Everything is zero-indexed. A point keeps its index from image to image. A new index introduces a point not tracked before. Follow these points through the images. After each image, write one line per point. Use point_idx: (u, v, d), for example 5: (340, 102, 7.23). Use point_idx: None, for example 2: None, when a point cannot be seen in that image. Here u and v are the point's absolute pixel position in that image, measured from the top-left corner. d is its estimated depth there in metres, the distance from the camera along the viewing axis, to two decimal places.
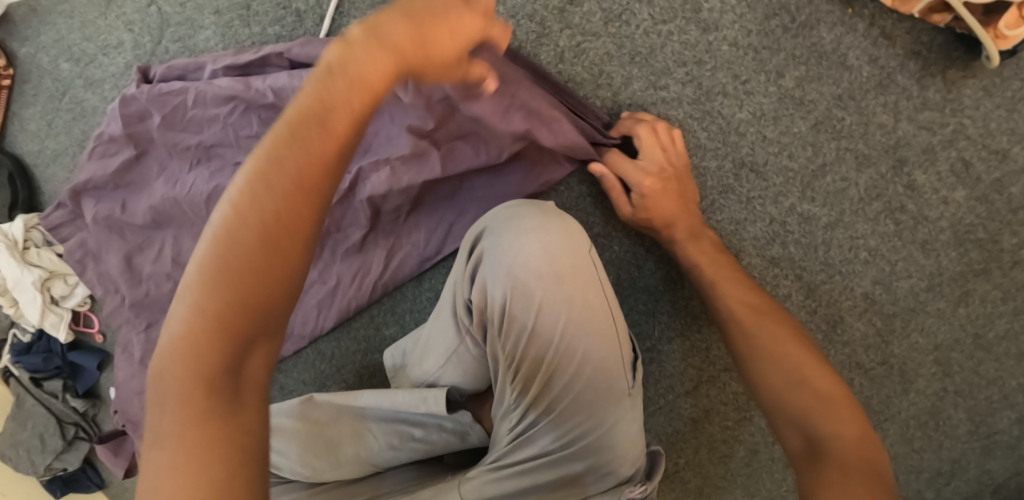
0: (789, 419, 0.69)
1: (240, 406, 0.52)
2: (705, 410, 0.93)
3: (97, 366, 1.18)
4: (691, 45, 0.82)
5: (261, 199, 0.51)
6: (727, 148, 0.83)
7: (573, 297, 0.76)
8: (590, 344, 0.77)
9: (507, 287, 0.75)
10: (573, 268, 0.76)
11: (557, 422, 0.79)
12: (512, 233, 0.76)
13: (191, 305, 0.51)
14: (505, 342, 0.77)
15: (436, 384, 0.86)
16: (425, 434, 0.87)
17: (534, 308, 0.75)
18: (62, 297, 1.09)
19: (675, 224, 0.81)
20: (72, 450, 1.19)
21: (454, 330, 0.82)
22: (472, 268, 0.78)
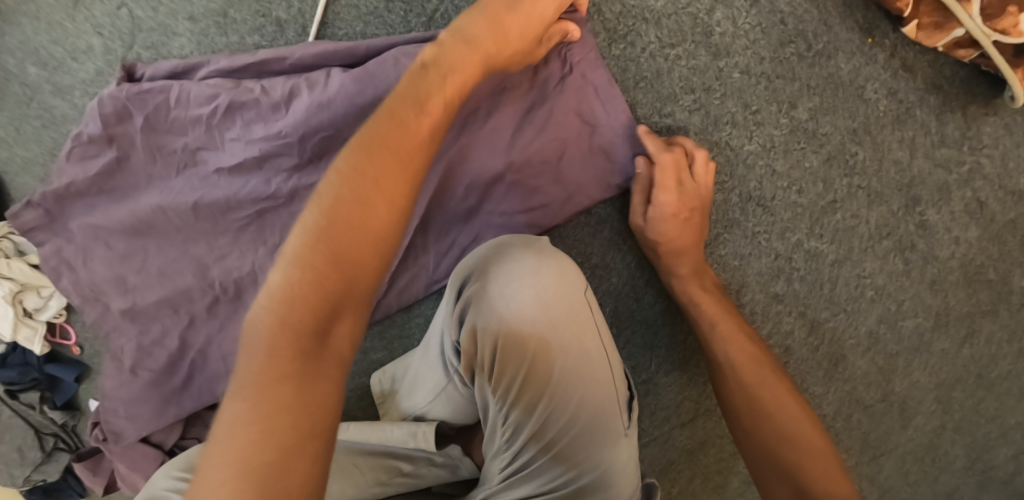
0: (780, 470, 0.71)
1: (321, 378, 0.51)
2: (700, 442, 0.91)
3: (76, 379, 1.14)
4: (699, 70, 0.77)
5: (362, 163, 0.55)
6: (734, 182, 0.79)
7: (568, 337, 0.71)
8: (586, 391, 0.72)
9: (501, 330, 0.69)
10: (566, 309, 0.71)
11: (550, 468, 0.74)
12: (506, 275, 0.71)
13: (288, 268, 0.52)
14: (499, 388, 0.72)
15: (424, 417, 0.84)
16: (414, 468, 0.84)
17: (529, 353, 0.70)
18: (35, 309, 1.06)
19: (683, 255, 0.77)
20: (53, 462, 1.16)
21: (441, 370, 0.77)
22: (459, 309, 0.72)
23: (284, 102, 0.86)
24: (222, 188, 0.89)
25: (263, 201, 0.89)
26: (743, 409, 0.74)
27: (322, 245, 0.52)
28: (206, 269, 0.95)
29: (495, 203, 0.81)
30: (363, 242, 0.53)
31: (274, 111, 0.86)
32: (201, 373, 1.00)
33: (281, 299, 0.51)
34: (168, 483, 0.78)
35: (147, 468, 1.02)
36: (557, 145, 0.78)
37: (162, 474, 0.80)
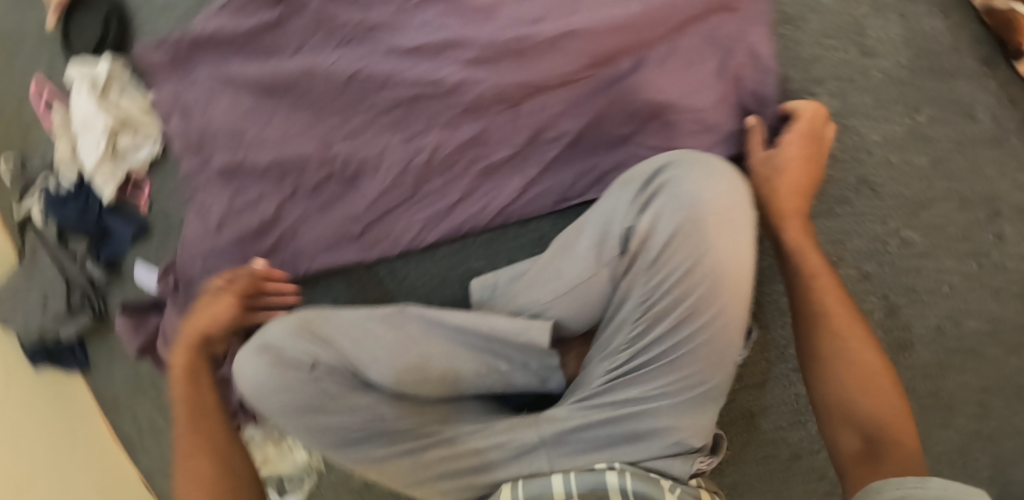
0: (849, 422, 0.76)
1: (230, 483, 0.87)
2: (764, 406, 0.97)
3: (131, 237, 1.16)
4: (848, 62, 0.89)
5: (183, 413, 0.91)
6: (855, 165, 0.90)
7: (735, 254, 0.76)
8: (732, 301, 0.78)
9: (682, 223, 0.77)
10: (742, 226, 0.76)
11: (666, 368, 0.82)
12: (697, 176, 0.77)
13: (183, 459, 0.88)
14: (653, 279, 0.79)
15: (541, 315, 0.87)
16: (510, 369, 0.90)
17: (699, 252, 0.76)
18: (124, 150, 1.10)
19: (790, 199, 0.83)
20: (73, 319, 1.21)
21: (595, 255, 0.81)
22: (646, 196, 0.79)
23: (482, 7, 0.92)
24: (386, 66, 0.95)
25: (425, 87, 0.94)
26: (817, 356, 0.79)
27: (195, 442, 0.89)
28: (331, 143, 0.99)
29: (645, 137, 0.89)
30: (214, 427, 0.91)
31: (473, 12, 0.93)
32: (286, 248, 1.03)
33: (185, 471, 0.87)
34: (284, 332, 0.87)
35: None
36: (716, 97, 0.87)
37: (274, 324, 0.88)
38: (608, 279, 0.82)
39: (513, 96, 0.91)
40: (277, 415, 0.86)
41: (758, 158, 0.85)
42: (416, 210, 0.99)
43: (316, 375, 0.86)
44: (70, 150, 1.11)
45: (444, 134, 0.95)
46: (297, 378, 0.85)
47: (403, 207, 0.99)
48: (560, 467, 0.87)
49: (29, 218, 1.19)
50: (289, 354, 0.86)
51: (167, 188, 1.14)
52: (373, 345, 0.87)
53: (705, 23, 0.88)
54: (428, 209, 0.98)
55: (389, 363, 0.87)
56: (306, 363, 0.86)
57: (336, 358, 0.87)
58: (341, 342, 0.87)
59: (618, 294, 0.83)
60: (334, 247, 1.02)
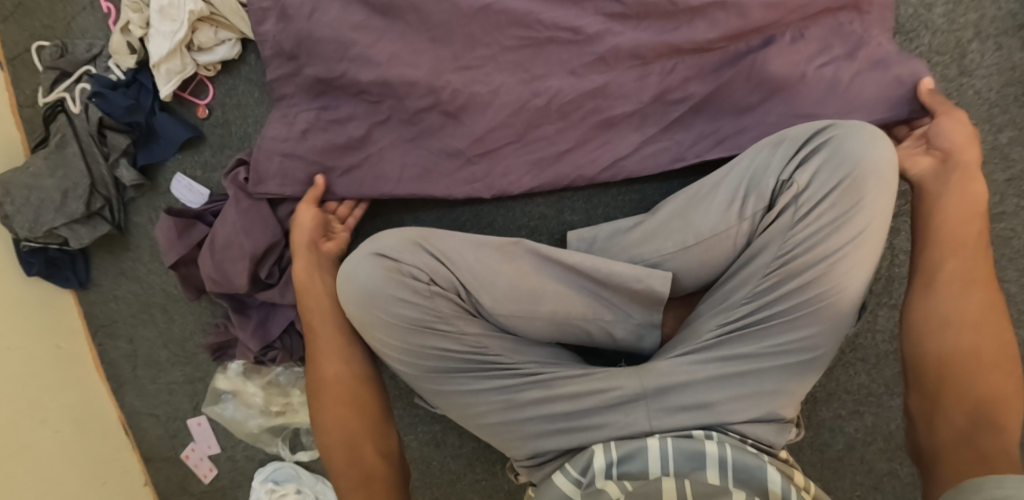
0: (961, 400, 0.75)
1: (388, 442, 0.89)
2: (828, 393, 1.01)
3: (180, 142, 1.08)
4: (947, 79, 0.95)
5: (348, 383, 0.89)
6: None
7: (879, 220, 0.79)
8: (864, 268, 0.79)
9: (838, 183, 0.79)
10: (892, 194, 0.79)
11: (780, 329, 0.82)
12: (859, 141, 0.79)
13: (360, 429, 0.88)
14: (794, 234, 0.80)
15: (655, 266, 0.87)
16: (613, 318, 0.88)
17: (848, 211, 0.79)
18: (200, 47, 1.03)
19: (972, 169, 0.82)
20: (87, 225, 1.08)
21: (734, 207, 0.83)
22: (801, 154, 0.82)
23: None
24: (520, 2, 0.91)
25: (561, 31, 0.92)
26: (944, 328, 0.78)
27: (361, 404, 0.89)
28: (442, 72, 0.92)
29: (768, 109, 0.93)
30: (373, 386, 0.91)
31: None
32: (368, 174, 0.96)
33: (361, 439, 0.87)
34: (401, 241, 0.86)
35: (260, 236, 0.96)
36: (840, 81, 0.90)
37: (388, 233, 0.87)
38: (744, 234, 0.84)
39: (646, 54, 0.92)
40: (377, 327, 0.85)
41: (960, 117, 0.84)
42: (516, 158, 0.95)
43: (432, 291, 0.84)
44: (139, 37, 1.03)
45: (570, 81, 0.93)
46: (409, 291, 0.83)
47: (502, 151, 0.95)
48: (659, 426, 0.83)
49: (58, 107, 1.07)
50: (406, 268, 0.84)
51: (237, 96, 1.08)
52: (489, 274, 0.85)
53: (841, 15, 0.91)
54: (528, 155, 0.95)
55: (505, 289, 0.85)
56: (421, 280, 0.84)
57: (449, 280, 0.85)
58: (460, 263, 0.85)
59: (750, 248, 0.84)
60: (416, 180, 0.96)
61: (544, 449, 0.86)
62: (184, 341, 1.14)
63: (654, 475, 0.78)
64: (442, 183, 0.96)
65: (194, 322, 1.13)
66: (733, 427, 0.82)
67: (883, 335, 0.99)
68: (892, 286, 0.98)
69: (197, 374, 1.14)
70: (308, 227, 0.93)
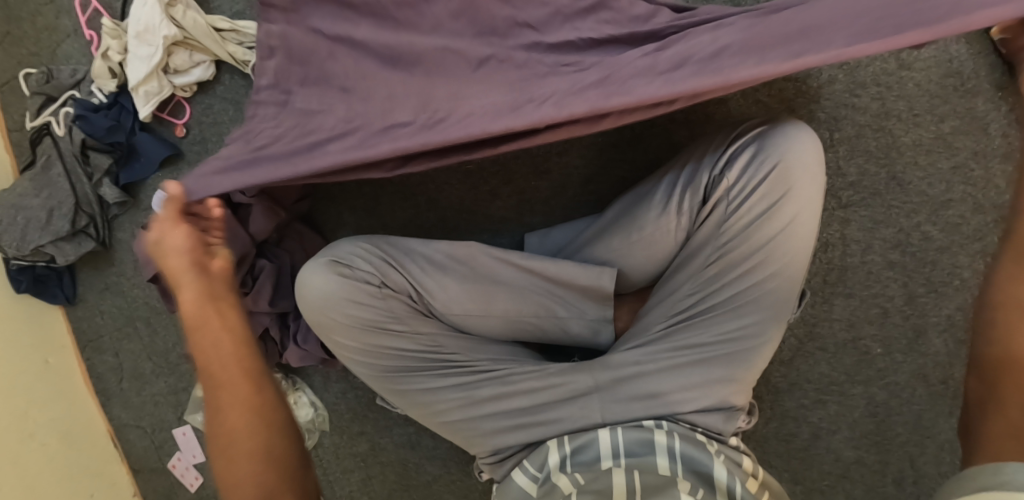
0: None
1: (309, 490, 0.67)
2: (790, 383, 1.03)
3: (160, 160, 1.13)
4: (887, 72, 0.98)
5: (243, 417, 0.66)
6: (888, 160, 0.99)
7: (811, 208, 0.81)
8: (798, 255, 0.82)
9: (766, 174, 0.82)
10: (822, 182, 0.81)
11: (721, 319, 0.85)
12: (782, 134, 0.83)
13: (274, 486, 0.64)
14: (729, 227, 0.83)
15: (603, 265, 0.91)
16: (566, 315, 0.92)
17: (780, 201, 0.81)
18: (175, 70, 1.08)
19: None
20: (72, 243, 1.13)
21: (671, 206, 0.87)
22: (731, 151, 0.85)
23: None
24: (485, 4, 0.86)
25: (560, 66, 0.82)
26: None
27: (271, 448, 0.66)
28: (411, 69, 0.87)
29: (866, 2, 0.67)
30: (281, 413, 0.68)
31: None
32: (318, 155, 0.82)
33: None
34: (355, 249, 0.91)
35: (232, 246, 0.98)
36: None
37: (343, 244, 0.93)
38: (682, 231, 0.88)
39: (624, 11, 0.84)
40: (336, 330, 0.89)
41: None
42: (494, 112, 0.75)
43: (384, 292, 0.89)
44: (119, 62, 1.09)
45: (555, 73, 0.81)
46: (363, 293, 0.88)
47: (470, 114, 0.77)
48: (609, 415, 0.86)
49: (44, 131, 1.13)
50: (359, 272, 0.90)
51: (213, 114, 1.13)
52: (442, 274, 0.91)
53: None
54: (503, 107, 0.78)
55: (457, 289, 0.90)
56: (374, 283, 0.89)
57: (401, 281, 0.91)
58: (412, 266, 0.91)
59: (689, 244, 0.87)
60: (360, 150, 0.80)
61: (504, 445, 0.88)
62: (168, 352, 1.18)
63: (604, 466, 0.80)
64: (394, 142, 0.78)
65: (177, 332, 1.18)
66: (684, 417, 0.85)
67: (840, 324, 1.01)
68: (845, 275, 1.00)
69: (181, 384, 1.19)
70: (178, 248, 0.74)
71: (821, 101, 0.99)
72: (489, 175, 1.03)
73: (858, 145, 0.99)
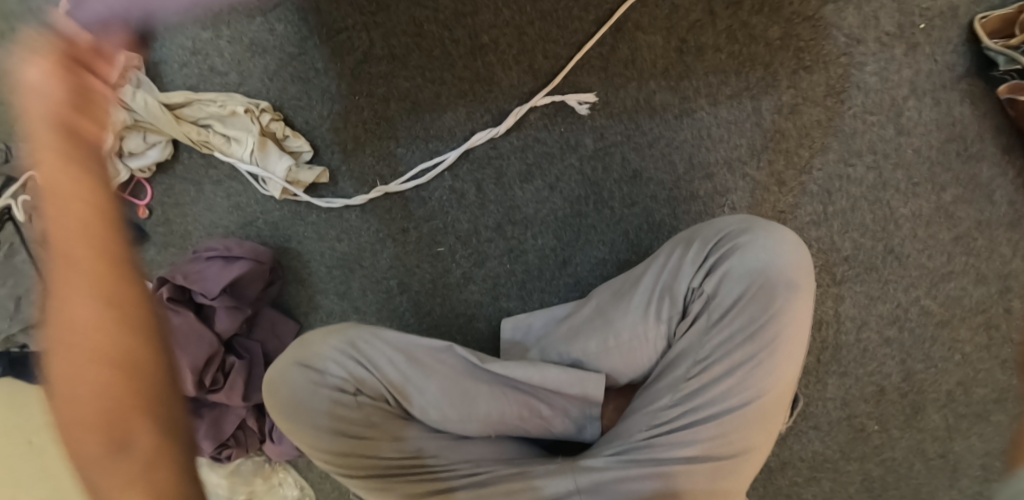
0: None
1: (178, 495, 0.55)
2: (782, 461, 0.99)
3: None
4: (884, 139, 0.93)
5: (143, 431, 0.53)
6: (885, 234, 0.94)
7: (794, 326, 0.80)
8: (788, 363, 0.81)
9: (746, 288, 0.81)
10: (805, 295, 0.80)
11: (709, 430, 0.81)
12: (768, 242, 0.81)
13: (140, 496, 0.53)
14: (714, 336, 0.82)
15: (583, 364, 0.89)
16: (551, 413, 0.89)
17: (765, 315, 0.80)
18: (131, 153, 1.03)
19: None
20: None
21: (649, 315, 0.85)
22: (711, 257, 0.84)
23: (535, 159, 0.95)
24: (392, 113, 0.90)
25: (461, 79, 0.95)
26: None
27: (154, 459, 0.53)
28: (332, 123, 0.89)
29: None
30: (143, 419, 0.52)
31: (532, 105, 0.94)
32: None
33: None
34: (331, 349, 0.88)
35: (203, 349, 0.95)
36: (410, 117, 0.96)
37: (315, 338, 0.90)
38: (659, 338, 0.86)
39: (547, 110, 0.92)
40: (306, 440, 0.85)
41: None
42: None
43: (360, 400, 0.87)
44: None
45: None
46: (335, 401, 0.86)
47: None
48: None
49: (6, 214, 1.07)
50: (332, 378, 0.88)
51: (175, 195, 1.08)
52: (423, 376, 0.88)
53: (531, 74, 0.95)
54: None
55: (434, 393, 0.88)
56: (347, 390, 0.88)
57: (379, 384, 0.88)
58: (387, 370, 0.88)
59: (670, 350, 0.86)
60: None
61: None
62: None
63: None
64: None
65: None
66: None
67: (835, 403, 0.97)
68: (839, 354, 0.96)
69: None
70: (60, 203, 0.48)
71: (812, 172, 0.94)
72: (461, 258, 1.01)
73: (852, 219, 0.94)
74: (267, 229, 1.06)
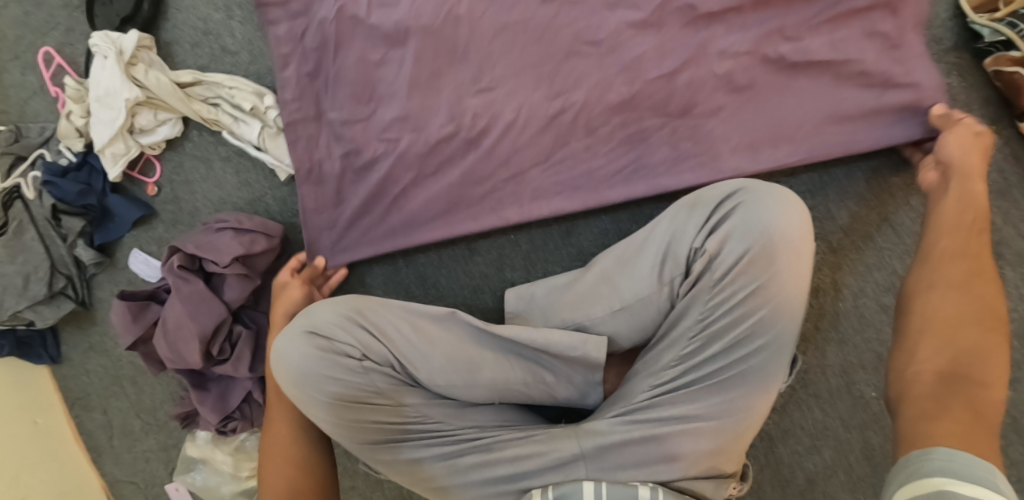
0: (962, 398, 0.67)
1: None
2: (783, 430, 1.01)
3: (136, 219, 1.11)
4: None
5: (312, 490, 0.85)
6: (878, 203, 0.97)
7: (795, 286, 0.80)
8: (789, 324, 0.80)
9: (746, 250, 0.81)
10: (805, 255, 0.80)
11: (711, 389, 0.82)
12: (770, 201, 0.82)
13: None
14: (715, 298, 0.82)
15: (588, 329, 0.89)
16: (554, 379, 0.89)
17: (765, 276, 0.80)
18: (142, 129, 1.06)
19: (970, 176, 0.83)
20: (51, 306, 1.11)
21: (654, 279, 0.86)
22: (713, 220, 0.84)
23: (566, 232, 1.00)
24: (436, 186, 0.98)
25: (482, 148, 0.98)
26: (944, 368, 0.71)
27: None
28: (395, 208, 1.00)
29: (858, 66, 0.92)
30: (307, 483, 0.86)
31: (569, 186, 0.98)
32: (330, 66, 0.99)
33: None
34: (334, 317, 0.87)
35: (208, 318, 0.97)
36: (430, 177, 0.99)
37: (320, 307, 0.88)
38: (663, 302, 0.87)
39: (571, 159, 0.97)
40: (310, 405, 0.85)
41: (962, 127, 0.87)
42: (458, 68, 0.97)
43: (365, 365, 0.85)
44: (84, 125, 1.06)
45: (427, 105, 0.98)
46: (342, 366, 0.84)
47: (446, 152, 0.98)
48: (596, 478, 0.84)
49: (14, 194, 1.08)
50: (338, 344, 0.86)
51: (184, 171, 1.11)
52: (428, 342, 0.87)
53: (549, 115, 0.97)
54: (510, 67, 0.97)
55: (440, 358, 0.87)
56: (354, 356, 0.85)
57: (386, 351, 0.86)
58: (392, 335, 0.87)
59: (672, 314, 0.86)
60: (352, 101, 0.99)
61: None
62: (155, 410, 1.17)
63: None
64: (364, 68, 0.98)
65: (162, 389, 1.17)
66: (673, 484, 0.82)
67: (834, 370, 0.99)
68: (838, 321, 0.98)
69: (170, 441, 1.18)
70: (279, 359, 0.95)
71: None
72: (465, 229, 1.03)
73: (846, 188, 0.97)
74: (276, 205, 1.08)
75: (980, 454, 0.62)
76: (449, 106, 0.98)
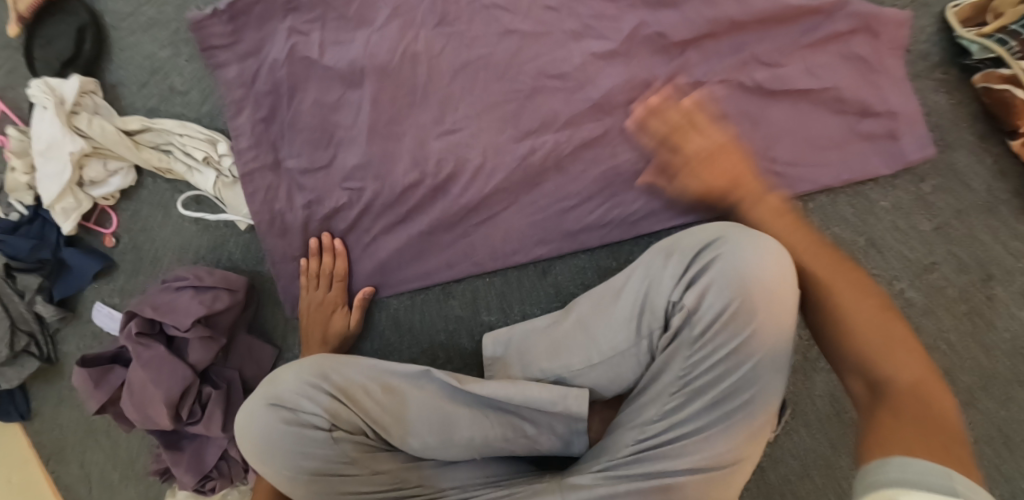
0: (890, 385, 0.66)
1: None
2: (773, 459, 0.98)
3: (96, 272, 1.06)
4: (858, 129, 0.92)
5: None
6: (864, 228, 0.93)
7: (779, 343, 0.77)
8: (776, 379, 0.77)
9: (726, 306, 0.78)
10: (791, 310, 0.76)
11: (693, 444, 0.78)
12: (750, 248, 0.78)
13: None
14: (696, 353, 0.79)
15: (569, 381, 0.86)
16: (535, 432, 0.86)
17: (746, 332, 0.77)
18: (91, 181, 1.01)
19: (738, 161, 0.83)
20: (15, 366, 1.07)
21: (631, 330, 0.83)
22: (692, 271, 0.80)
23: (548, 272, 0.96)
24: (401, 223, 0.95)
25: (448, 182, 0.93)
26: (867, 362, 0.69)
27: None
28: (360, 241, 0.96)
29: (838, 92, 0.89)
30: None
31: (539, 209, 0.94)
32: (285, 114, 0.94)
33: None
34: (299, 387, 0.83)
35: (173, 379, 0.93)
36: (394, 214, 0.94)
37: (285, 375, 0.85)
38: (643, 354, 0.83)
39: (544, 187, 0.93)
40: (281, 479, 0.82)
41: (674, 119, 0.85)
42: (419, 110, 0.93)
43: (335, 435, 0.82)
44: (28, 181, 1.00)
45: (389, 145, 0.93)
46: (310, 439, 0.81)
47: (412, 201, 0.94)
48: None
49: None
50: (304, 415, 0.83)
51: (142, 219, 1.06)
52: (401, 406, 0.85)
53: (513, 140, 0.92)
54: (473, 104, 0.92)
55: (416, 421, 0.84)
56: (323, 427, 0.82)
57: (357, 418, 0.84)
58: (362, 400, 0.84)
59: (653, 367, 0.82)
60: (311, 147, 0.94)
61: None
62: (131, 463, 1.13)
63: None
64: (321, 112, 0.94)
65: (138, 440, 1.14)
66: None
67: (824, 399, 0.97)
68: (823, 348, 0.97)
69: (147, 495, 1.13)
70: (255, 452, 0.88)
71: None
72: None
73: (831, 213, 0.93)
74: (239, 251, 1.03)
75: (938, 451, 0.57)
76: (413, 149, 0.93)
